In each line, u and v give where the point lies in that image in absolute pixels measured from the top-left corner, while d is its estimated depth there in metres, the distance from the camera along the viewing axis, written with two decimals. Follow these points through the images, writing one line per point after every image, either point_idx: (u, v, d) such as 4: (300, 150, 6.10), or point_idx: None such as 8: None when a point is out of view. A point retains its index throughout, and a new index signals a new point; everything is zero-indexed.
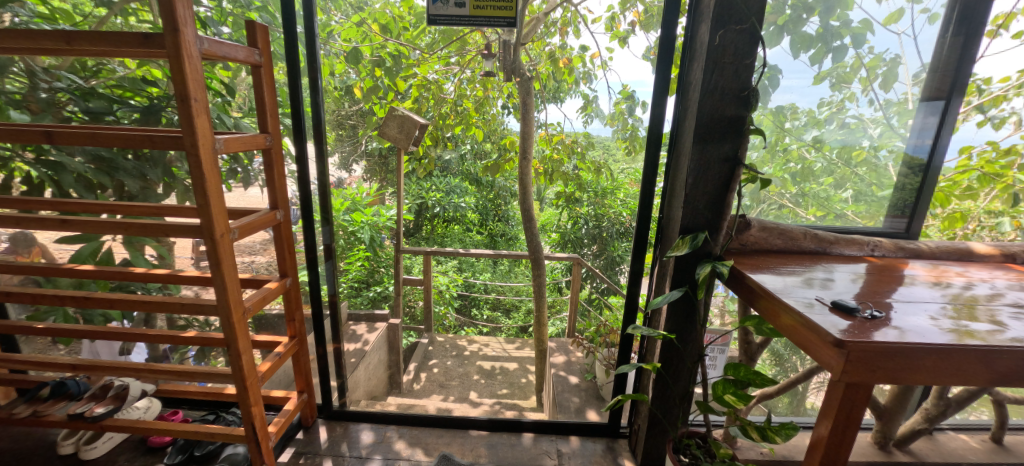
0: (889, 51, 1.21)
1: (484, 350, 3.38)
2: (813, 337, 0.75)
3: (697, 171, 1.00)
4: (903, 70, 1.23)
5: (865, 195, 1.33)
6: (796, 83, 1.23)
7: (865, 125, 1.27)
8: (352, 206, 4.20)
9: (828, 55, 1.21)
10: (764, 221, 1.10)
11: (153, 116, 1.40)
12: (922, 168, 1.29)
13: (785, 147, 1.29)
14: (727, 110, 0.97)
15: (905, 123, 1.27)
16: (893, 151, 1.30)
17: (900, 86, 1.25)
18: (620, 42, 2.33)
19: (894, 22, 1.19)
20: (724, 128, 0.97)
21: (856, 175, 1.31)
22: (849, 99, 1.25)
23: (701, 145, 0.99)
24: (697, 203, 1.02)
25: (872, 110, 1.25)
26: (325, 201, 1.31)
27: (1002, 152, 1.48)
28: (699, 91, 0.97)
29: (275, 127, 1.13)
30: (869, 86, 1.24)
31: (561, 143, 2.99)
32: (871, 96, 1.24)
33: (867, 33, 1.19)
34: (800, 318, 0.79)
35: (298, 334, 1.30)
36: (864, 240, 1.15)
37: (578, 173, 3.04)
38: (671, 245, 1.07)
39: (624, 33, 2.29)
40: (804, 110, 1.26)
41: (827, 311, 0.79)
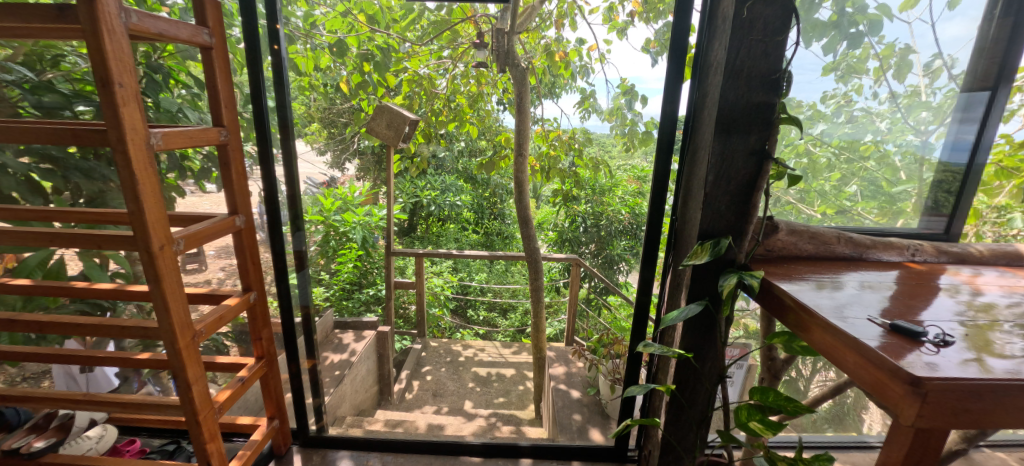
0: (899, 40, 1.07)
1: (480, 355, 3.25)
2: (870, 366, 0.62)
3: (719, 166, 0.86)
4: (915, 60, 1.09)
5: (875, 191, 1.19)
6: (797, 77, 1.10)
7: (872, 118, 1.13)
8: (344, 206, 4.10)
9: (843, 43, 1.06)
10: (792, 223, 0.96)
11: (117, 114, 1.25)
12: (960, 169, 1.16)
13: (791, 141, 1.15)
14: (754, 94, 0.83)
15: (917, 116, 1.13)
16: (905, 146, 1.16)
17: (912, 77, 1.10)
18: (619, 35, 2.20)
19: (909, 8, 1.05)
20: (749, 114, 0.84)
21: (865, 169, 1.18)
22: (856, 91, 1.11)
23: (723, 135, 0.85)
24: (717, 204, 0.88)
25: (879, 102, 1.12)
26: (296, 207, 1.16)
27: (1016, 145, 1.34)
28: (722, 74, 0.84)
29: (232, 120, 0.97)
30: (881, 77, 1.10)
31: (559, 139, 2.83)
32: (882, 88, 1.10)
33: (884, 21, 1.05)
34: (849, 341, 0.66)
35: (266, 354, 1.15)
36: (903, 243, 1.01)
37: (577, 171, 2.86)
38: (688, 252, 0.94)
39: (622, 24, 2.15)
40: (807, 104, 1.13)
41: (881, 332, 0.66)
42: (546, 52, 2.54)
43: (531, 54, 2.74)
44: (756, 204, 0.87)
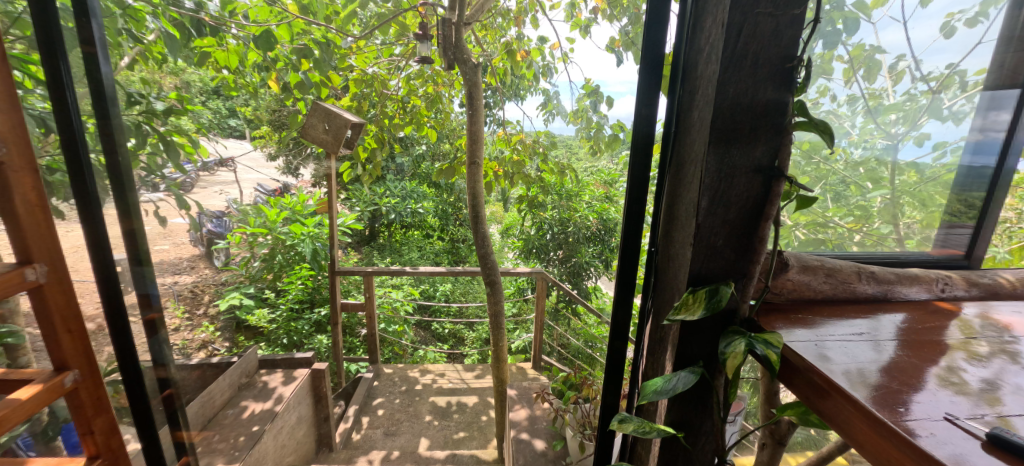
0: (864, 41, 0.83)
1: (439, 381, 2.95)
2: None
3: (713, 189, 0.63)
4: (882, 62, 0.86)
5: (843, 196, 0.96)
6: None
7: (841, 121, 0.89)
8: (290, 217, 3.71)
9: (818, 41, 0.80)
10: (803, 257, 0.74)
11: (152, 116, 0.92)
12: (988, 175, 0.97)
13: None
14: (760, 91, 0.60)
15: (886, 119, 0.91)
16: (869, 150, 0.93)
17: (880, 80, 0.88)
18: (581, 33, 1.99)
19: (880, 5, 0.82)
20: (753, 119, 0.61)
21: (834, 171, 0.94)
22: (822, 95, 0.86)
23: (719, 146, 0.62)
24: (710, 240, 0.66)
25: (843, 107, 0.88)
26: (139, 253, 0.78)
27: None
28: (719, 62, 0.61)
29: (9, 128, 0.65)
30: (851, 77, 0.86)
31: (521, 144, 2.59)
32: (853, 90, 0.87)
33: (859, 19, 0.82)
34: (882, 429, 0.49)
35: (104, 452, 0.83)
36: (931, 276, 0.81)
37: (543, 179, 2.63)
38: (674, 301, 0.70)
39: (586, 22, 1.93)
40: None
41: (953, 436, 0.46)
42: (505, 50, 2.29)
43: (490, 53, 2.49)
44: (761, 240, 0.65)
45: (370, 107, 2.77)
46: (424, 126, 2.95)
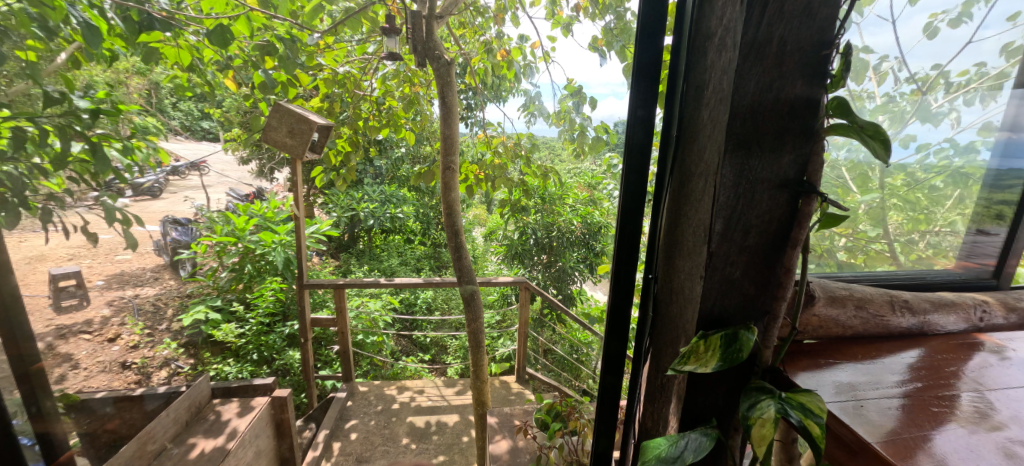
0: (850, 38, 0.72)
1: (418, 399, 2.79)
2: None
3: (731, 208, 0.50)
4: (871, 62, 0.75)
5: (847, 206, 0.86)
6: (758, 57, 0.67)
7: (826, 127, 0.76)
8: (258, 226, 3.49)
9: None
10: (831, 286, 0.63)
11: (94, 116, 0.69)
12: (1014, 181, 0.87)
13: None
14: (791, 83, 0.48)
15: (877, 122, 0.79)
16: (853, 154, 0.80)
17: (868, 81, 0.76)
18: (563, 32, 1.87)
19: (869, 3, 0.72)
20: (781, 120, 0.49)
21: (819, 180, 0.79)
22: None
23: (740, 155, 0.49)
24: (725, 272, 0.53)
25: None
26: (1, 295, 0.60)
27: None
28: (734, 50, 0.48)
29: None
30: None
31: (503, 147, 2.43)
32: None
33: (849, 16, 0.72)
34: None
35: None
36: (966, 301, 0.70)
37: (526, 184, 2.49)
38: (681, 346, 0.57)
39: (567, 19, 1.81)
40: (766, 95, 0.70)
41: None
42: (485, 49, 2.14)
43: (468, 52, 2.35)
44: (788, 272, 0.52)
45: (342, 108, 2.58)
46: (401, 127, 2.71)
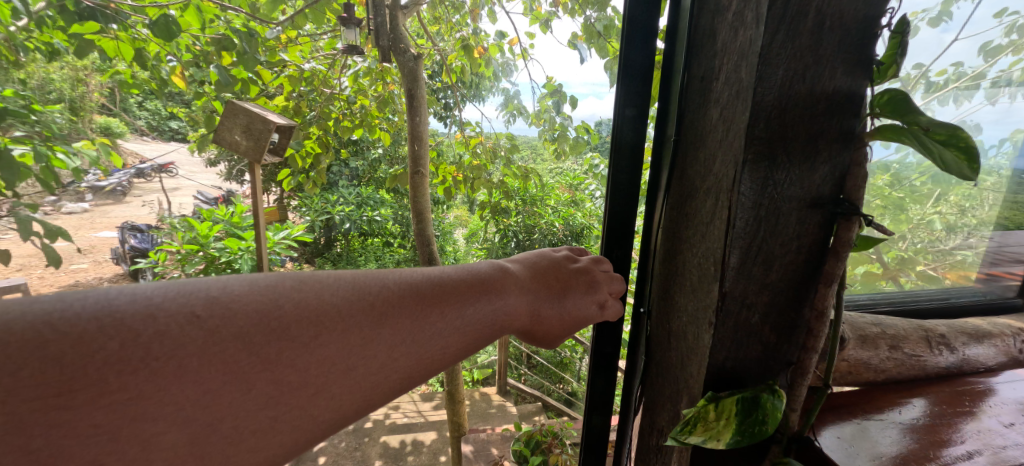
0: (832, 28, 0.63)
1: (392, 416, 2.63)
2: None
3: (750, 236, 0.38)
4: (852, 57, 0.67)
5: None
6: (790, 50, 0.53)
7: None
8: (222, 233, 3.27)
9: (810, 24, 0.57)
10: (857, 322, 0.52)
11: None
12: None
13: None
14: (828, 70, 0.36)
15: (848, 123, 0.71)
16: None
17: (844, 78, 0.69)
18: (542, 27, 1.72)
19: None
20: (815, 120, 0.37)
21: None
22: None
23: (763, 165, 0.37)
24: (741, 316, 0.41)
25: None
26: None
27: None
28: (755, 26, 0.36)
29: None
30: None
31: (481, 148, 2.21)
32: None
33: None
34: None
35: None
36: (999, 330, 0.61)
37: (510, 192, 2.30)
38: (684, 409, 0.45)
39: (545, 14, 1.68)
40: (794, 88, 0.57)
41: None
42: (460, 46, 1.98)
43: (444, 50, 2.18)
44: (817, 317, 0.41)
45: (308, 107, 2.26)
46: (375, 128, 2.40)
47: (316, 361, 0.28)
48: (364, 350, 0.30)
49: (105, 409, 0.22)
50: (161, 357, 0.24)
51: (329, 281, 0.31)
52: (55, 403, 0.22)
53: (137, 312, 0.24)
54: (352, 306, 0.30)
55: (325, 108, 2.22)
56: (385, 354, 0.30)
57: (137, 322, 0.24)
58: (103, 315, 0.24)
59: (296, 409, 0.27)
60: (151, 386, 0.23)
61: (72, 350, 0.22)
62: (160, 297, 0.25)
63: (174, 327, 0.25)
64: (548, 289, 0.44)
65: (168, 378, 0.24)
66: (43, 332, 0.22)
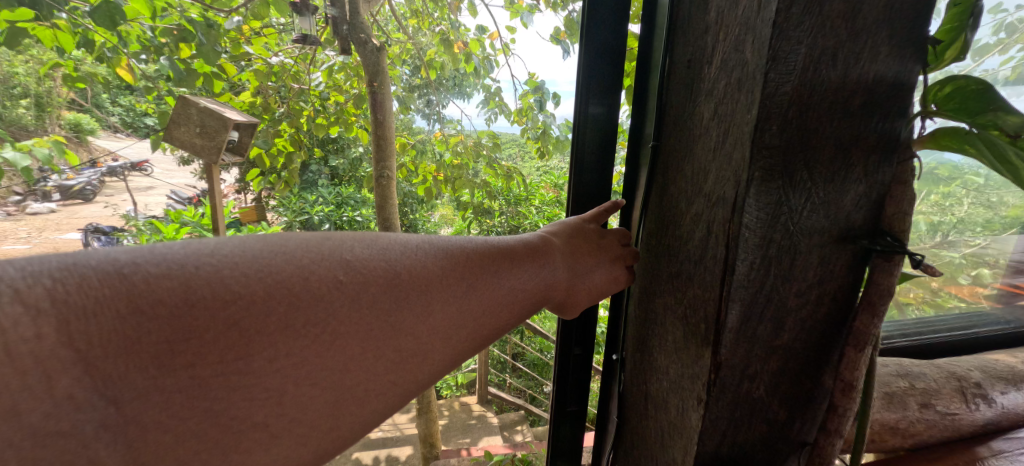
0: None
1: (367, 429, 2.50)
2: None
3: (757, 284, 0.27)
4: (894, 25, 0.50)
5: None
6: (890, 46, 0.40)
7: None
8: None
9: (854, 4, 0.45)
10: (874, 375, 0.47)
11: None
12: None
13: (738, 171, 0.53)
14: (868, 48, 0.24)
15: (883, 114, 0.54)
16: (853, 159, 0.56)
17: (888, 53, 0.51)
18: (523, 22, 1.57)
19: None
20: (844, 120, 0.26)
21: None
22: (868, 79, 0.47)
23: (776, 185, 0.26)
24: (740, 390, 0.30)
25: None
26: None
27: None
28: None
29: None
30: None
31: (461, 146, 1.90)
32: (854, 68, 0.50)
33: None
34: None
35: None
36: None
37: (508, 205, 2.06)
38: None
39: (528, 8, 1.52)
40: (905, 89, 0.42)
41: None
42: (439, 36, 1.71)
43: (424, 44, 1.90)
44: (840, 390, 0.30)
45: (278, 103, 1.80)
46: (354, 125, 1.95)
47: (435, 327, 0.27)
48: (465, 313, 0.29)
49: (278, 373, 0.22)
50: (321, 327, 0.23)
51: (399, 249, 0.28)
52: (236, 367, 0.21)
53: (294, 274, 0.23)
54: (451, 271, 0.29)
55: (299, 107, 1.80)
56: (480, 315, 0.29)
57: (299, 286, 0.23)
58: (268, 274, 0.23)
59: (410, 370, 0.26)
60: (312, 357, 0.23)
61: (244, 314, 0.21)
62: (309, 262, 0.24)
63: (329, 293, 0.24)
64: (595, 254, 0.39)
65: (334, 335, 0.24)
66: (217, 291, 0.21)
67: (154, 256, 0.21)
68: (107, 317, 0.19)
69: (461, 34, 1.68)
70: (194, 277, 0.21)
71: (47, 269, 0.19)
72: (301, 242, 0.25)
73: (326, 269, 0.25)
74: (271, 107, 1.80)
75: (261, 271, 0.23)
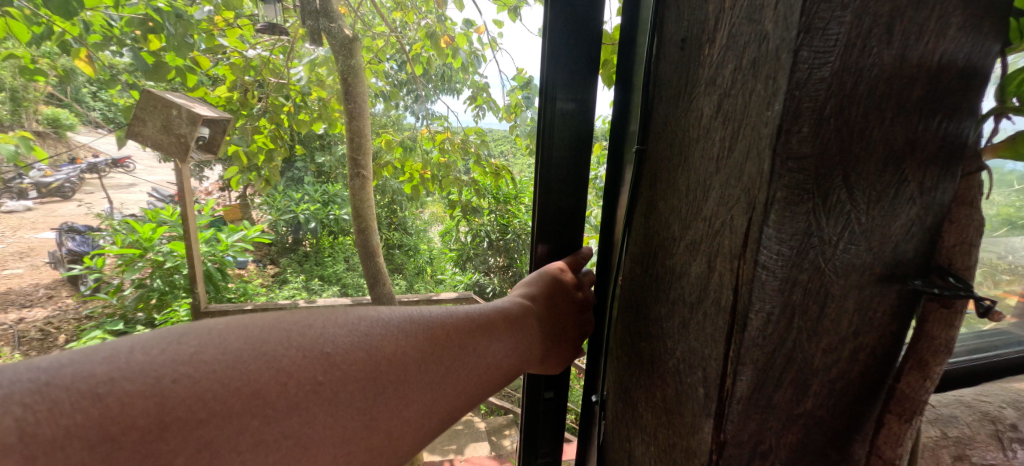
0: None
1: None
2: None
3: (788, 285, 0.28)
4: None
5: None
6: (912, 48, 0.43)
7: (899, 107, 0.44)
8: None
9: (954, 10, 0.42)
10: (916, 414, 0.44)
11: None
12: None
13: None
14: (940, 20, 0.25)
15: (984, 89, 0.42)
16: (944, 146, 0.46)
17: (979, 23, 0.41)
18: (511, 15, 1.48)
19: None
20: (888, 126, 0.27)
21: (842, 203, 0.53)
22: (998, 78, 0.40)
23: (807, 190, 0.26)
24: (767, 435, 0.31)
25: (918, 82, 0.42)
26: None
27: None
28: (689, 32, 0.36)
29: None
30: None
31: (449, 145, 1.74)
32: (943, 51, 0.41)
33: None
34: None
35: None
36: None
37: (511, 213, 1.80)
38: None
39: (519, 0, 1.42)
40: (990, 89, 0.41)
41: None
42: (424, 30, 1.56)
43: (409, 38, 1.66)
44: (866, 379, 0.32)
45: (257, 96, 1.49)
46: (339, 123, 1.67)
47: (401, 416, 0.33)
48: (442, 396, 0.36)
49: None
50: (291, 437, 0.28)
51: (382, 328, 0.35)
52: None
53: (268, 381, 0.28)
54: (425, 349, 0.36)
55: (274, 98, 1.47)
56: (453, 390, 0.37)
57: (268, 390, 0.28)
58: (220, 379, 0.27)
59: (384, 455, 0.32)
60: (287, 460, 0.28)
61: (211, 429, 0.26)
62: (286, 362, 0.30)
63: (304, 398, 0.29)
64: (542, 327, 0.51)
65: (309, 429, 0.29)
66: (192, 410, 0.26)
67: (128, 371, 0.25)
68: (82, 441, 0.23)
69: (448, 29, 1.55)
70: (168, 396, 0.25)
71: (19, 389, 0.23)
72: (278, 332, 0.31)
73: (300, 346, 0.31)
74: (249, 102, 1.49)
75: (237, 382, 0.27)
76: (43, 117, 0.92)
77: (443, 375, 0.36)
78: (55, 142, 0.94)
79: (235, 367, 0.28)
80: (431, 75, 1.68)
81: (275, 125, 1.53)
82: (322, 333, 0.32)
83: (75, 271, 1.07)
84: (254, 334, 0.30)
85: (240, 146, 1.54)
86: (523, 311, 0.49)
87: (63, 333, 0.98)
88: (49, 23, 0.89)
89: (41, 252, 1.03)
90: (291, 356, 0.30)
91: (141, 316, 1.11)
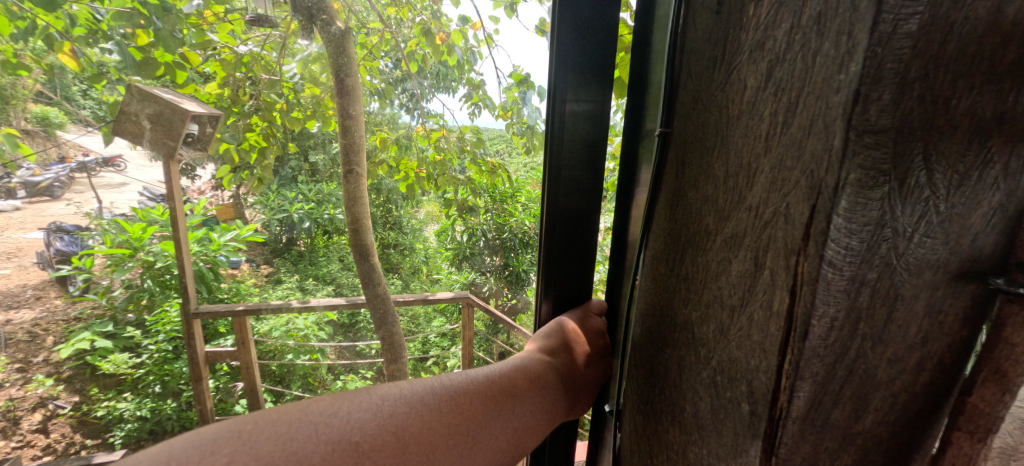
0: None
1: None
2: None
3: (873, 225, 0.33)
4: None
5: None
6: None
7: None
8: None
9: None
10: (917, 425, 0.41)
11: None
12: None
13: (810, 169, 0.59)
14: None
15: None
16: None
17: None
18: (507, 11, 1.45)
19: None
20: (970, 99, 0.31)
21: None
22: None
23: (888, 147, 0.31)
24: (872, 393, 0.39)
25: None
26: None
27: None
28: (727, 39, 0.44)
29: None
30: None
31: (445, 143, 1.71)
32: None
33: None
34: None
35: None
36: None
37: (507, 214, 1.82)
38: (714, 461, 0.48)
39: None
40: None
41: None
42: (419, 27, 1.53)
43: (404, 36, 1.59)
44: (923, 314, 0.38)
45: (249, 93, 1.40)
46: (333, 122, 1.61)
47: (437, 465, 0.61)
48: (470, 436, 0.65)
49: None
50: None
51: (415, 398, 0.64)
52: None
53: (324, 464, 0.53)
54: (441, 415, 0.64)
55: (266, 94, 1.40)
56: (470, 439, 0.65)
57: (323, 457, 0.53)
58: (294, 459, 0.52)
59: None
60: None
61: None
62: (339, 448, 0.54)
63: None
64: (521, 388, 0.76)
65: None
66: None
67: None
68: None
69: (443, 25, 1.54)
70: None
71: None
72: (323, 424, 0.56)
73: (327, 440, 0.55)
74: (241, 99, 1.39)
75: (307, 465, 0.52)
76: (32, 116, 0.93)
77: (463, 443, 0.64)
78: (43, 141, 0.93)
79: (253, 457, 0.50)
80: (427, 74, 1.59)
81: (267, 123, 1.44)
82: (343, 419, 0.58)
83: (64, 271, 1.03)
84: (280, 429, 0.54)
85: (232, 145, 1.39)
86: (503, 374, 0.76)
87: (49, 335, 1.03)
88: (32, 17, 0.94)
89: (26, 252, 1.01)
90: (327, 450, 0.54)
91: (131, 316, 1.10)
